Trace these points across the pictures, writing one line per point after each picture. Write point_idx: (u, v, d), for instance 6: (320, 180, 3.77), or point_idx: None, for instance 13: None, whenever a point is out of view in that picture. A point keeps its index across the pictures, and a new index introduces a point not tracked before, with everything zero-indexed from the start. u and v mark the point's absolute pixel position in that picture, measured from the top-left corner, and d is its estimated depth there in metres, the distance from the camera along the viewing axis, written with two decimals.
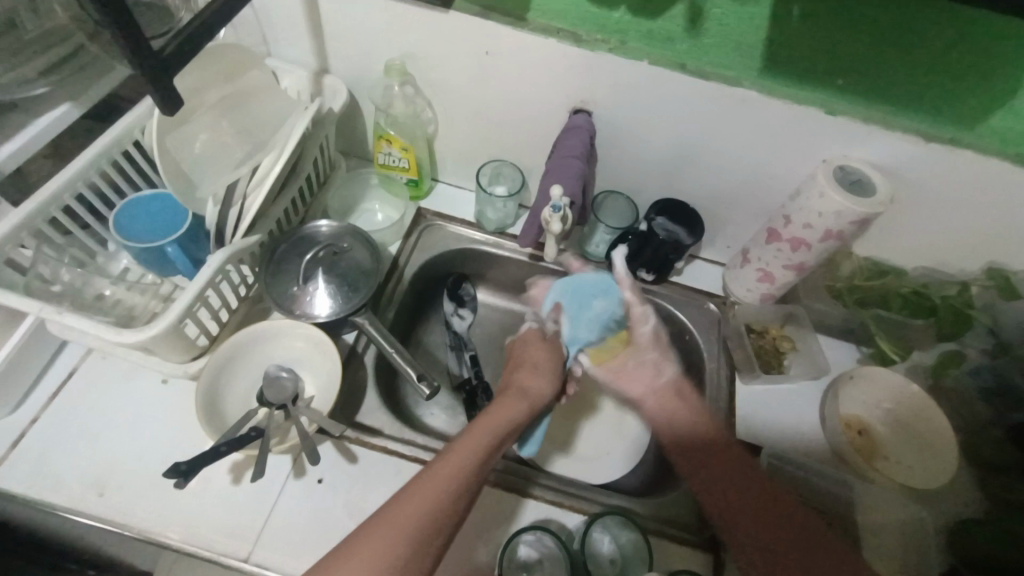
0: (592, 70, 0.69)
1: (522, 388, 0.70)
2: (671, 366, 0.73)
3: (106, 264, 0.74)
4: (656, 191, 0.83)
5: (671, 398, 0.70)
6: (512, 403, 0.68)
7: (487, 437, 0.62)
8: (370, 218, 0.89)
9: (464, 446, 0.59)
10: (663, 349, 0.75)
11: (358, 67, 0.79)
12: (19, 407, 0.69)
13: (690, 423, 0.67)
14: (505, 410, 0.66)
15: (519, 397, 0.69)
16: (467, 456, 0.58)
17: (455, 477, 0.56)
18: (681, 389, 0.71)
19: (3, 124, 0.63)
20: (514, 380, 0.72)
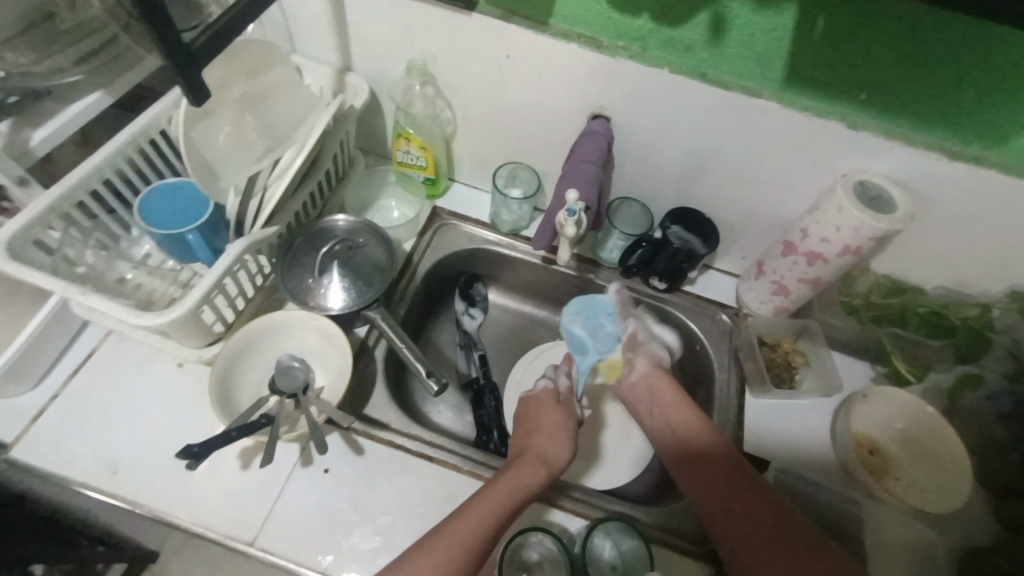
0: (610, 77, 0.69)
1: (540, 453, 0.65)
2: (641, 360, 0.77)
3: (129, 249, 0.76)
4: (672, 199, 0.83)
5: (648, 390, 0.74)
6: (529, 470, 0.62)
7: (502, 506, 0.57)
8: (386, 214, 0.91)
9: (477, 513, 0.56)
10: (639, 346, 0.78)
11: (380, 66, 0.80)
12: (39, 385, 0.71)
13: (687, 427, 0.68)
14: (522, 475, 0.61)
15: (537, 462, 0.63)
16: (484, 518, 0.55)
17: (472, 533, 0.54)
18: (651, 386, 0.74)
19: (36, 109, 0.64)
20: (530, 441, 0.67)
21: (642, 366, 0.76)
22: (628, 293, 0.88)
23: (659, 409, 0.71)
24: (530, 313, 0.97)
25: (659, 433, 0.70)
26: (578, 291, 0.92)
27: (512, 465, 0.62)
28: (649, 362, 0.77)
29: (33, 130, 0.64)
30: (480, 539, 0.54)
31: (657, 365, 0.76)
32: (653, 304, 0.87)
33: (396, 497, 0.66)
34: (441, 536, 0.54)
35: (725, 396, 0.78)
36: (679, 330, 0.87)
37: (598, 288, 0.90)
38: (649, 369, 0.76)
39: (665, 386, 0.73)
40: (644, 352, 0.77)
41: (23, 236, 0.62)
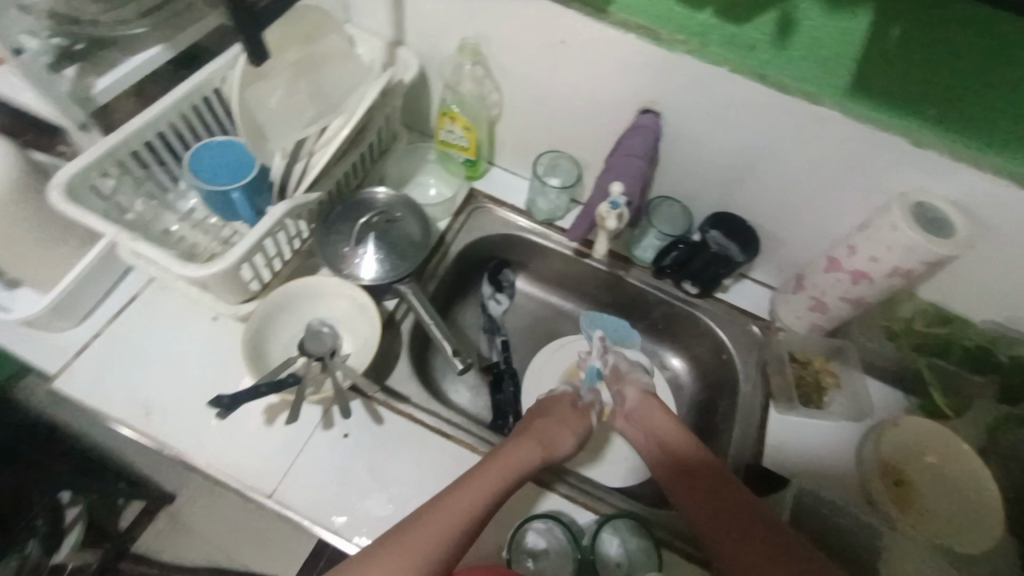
0: (665, 71, 0.67)
1: (540, 438, 0.66)
2: (631, 389, 0.78)
3: (175, 201, 0.78)
4: (714, 203, 0.81)
5: (642, 416, 0.74)
6: (525, 452, 0.64)
7: (497, 485, 0.60)
8: (424, 191, 0.91)
9: (472, 491, 0.59)
10: (624, 378, 0.80)
11: (432, 42, 0.79)
12: (83, 322, 0.75)
13: (676, 442, 0.70)
14: (517, 456, 0.63)
15: (536, 444, 0.65)
16: (479, 495, 0.59)
17: (461, 516, 0.57)
18: (642, 412, 0.75)
19: (99, 59, 0.66)
20: (531, 429, 0.68)
21: (633, 397, 0.77)
22: (658, 294, 0.87)
23: (652, 434, 0.73)
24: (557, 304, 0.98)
25: (658, 465, 0.71)
26: (607, 287, 0.92)
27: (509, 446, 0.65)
28: (640, 390, 0.77)
29: (96, 77, 0.65)
30: (474, 516, 0.57)
31: (645, 392, 0.77)
32: (682, 308, 0.86)
33: (411, 468, 0.68)
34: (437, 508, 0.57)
35: (748, 408, 0.78)
36: (707, 336, 0.86)
37: (628, 287, 0.89)
38: (638, 397, 0.77)
39: (658, 416, 0.73)
40: (632, 381, 0.79)
41: (81, 179, 0.64)
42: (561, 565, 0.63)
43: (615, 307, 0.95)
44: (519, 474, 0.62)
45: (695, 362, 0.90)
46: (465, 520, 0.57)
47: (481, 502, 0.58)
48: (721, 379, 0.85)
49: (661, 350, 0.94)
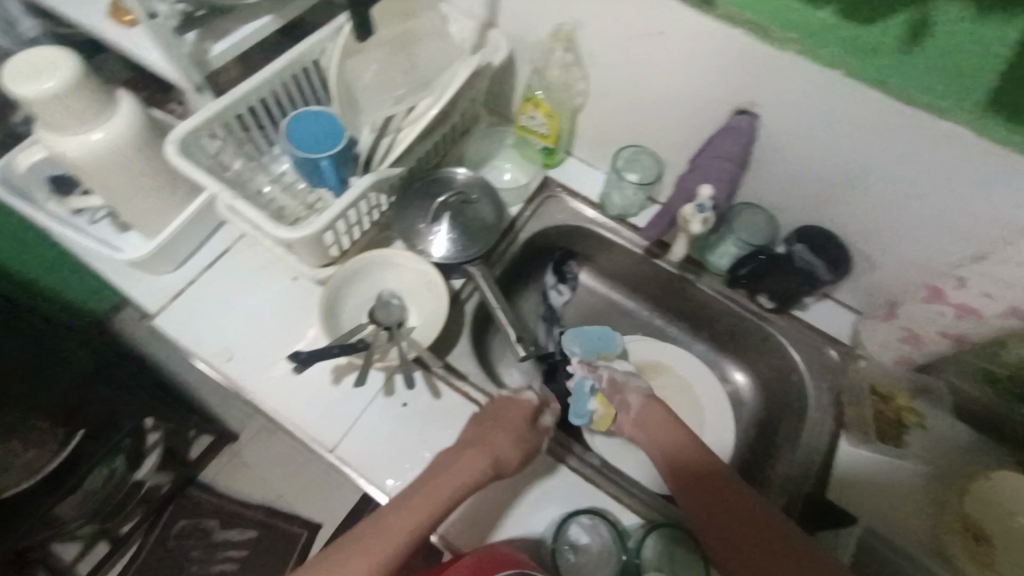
0: (772, 71, 0.62)
1: (489, 453, 0.62)
2: (632, 396, 0.77)
3: (270, 164, 0.83)
4: (805, 216, 0.76)
5: (650, 427, 0.73)
6: (469, 471, 0.61)
7: (437, 503, 0.60)
8: (497, 175, 0.90)
9: (415, 509, 0.60)
10: (623, 387, 0.78)
11: (525, 25, 0.78)
12: (181, 267, 0.82)
13: (688, 452, 0.70)
14: (464, 471, 0.61)
15: (484, 460, 0.62)
16: (422, 513, 0.59)
17: (404, 532, 0.59)
18: (648, 416, 0.74)
19: (215, 24, 0.70)
20: (483, 440, 0.64)
21: (636, 403, 0.76)
22: (729, 304, 0.83)
23: (659, 443, 0.72)
24: (618, 300, 0.97)
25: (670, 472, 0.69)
26: (674, 291, 0.89)
27: (456, 460, 0.63)
28: (641, 395, 0.77)
29: (213, 43, 0.69)
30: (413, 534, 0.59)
31: (648, 396, 0.76)
32: (754, 322, 0.82)
33: None
34: (383, 524, 0.60)
35: (813, 435, 0.74)
36: (777, 354, 0.82)
37: (697, 293, 0.85)
38: (642, 403, 0.76)
39: (664, 423, 0.73)
40: (633, 389, 0.77)
41: (192, 136, 0.69)
42: (603, 562, 0.63)
43: (679, 311, 0.93)
44: (462, 492, 0.61)
45: (760, 379, 0.87)
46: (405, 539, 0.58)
47: (423, 521, 0.59)
48: (788, 401, 0.81)
49: (724, 362, 0.91)
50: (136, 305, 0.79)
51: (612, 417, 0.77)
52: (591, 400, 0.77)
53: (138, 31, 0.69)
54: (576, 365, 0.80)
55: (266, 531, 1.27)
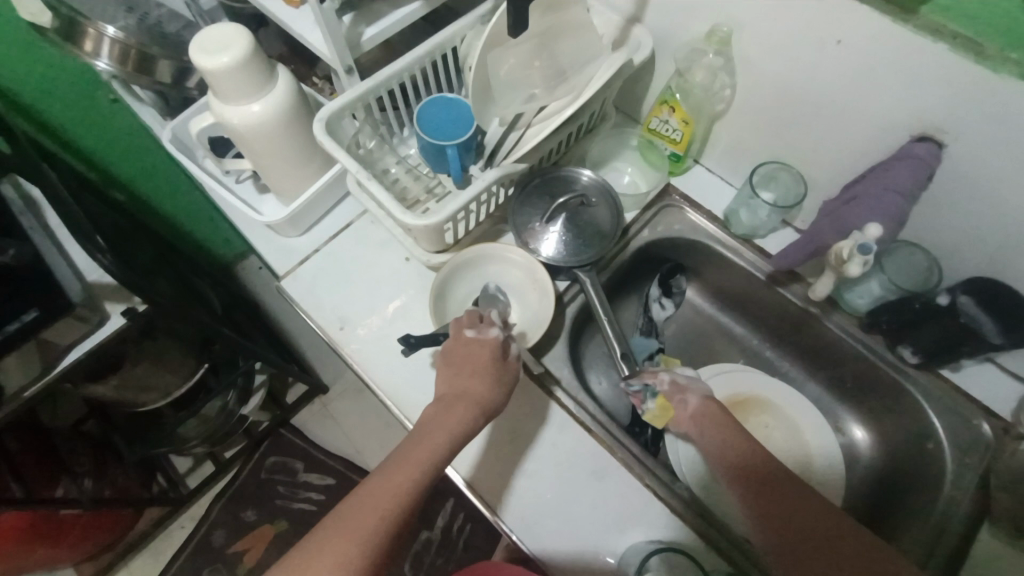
0: (979, 97, 0.52)
1: (466, 400, 0.63)
2: (692, 396, 0.72)
3: (398, 146, 0.86)
4: (979, 266, 0.65)
5: (707, 428, 0.69)
6: (453, 420, 0.61)
7: (429, 456, 0.58)
8: (618, 178, 0.88)
9: (409, 464, 0.57)
10: (686, 389, 0.72)
11: (675, 23, 0.72)
12: (306, 234, 0.88)
13: (748, 451, 0.65)
14: (454, 418, 0.61)
15: (465, 406, 0.62)
16: (418, 464, 0.57)
17: (404, 488, 0.55)
18: (708, 416, 0.70)
19: (370, 9, 0.72)
20: (456, 387, 0.64)
21: (695, 403, 0.71)
22: (860, 350, 0.75)
23: (716, 446, 0.67)
24: (725, 324, 0.91)
25: (737, 473, 0.63)
26: (795, 324, 0.81)
27: (439, 411, 0.62)
28: (702, 396, 0.72)
29: (365, 27, 0.72)
30: (412, 486, 0.56)
31: (705, 396, 0.72)
32: (889, 375, 0.73)
33: (544, 448, 0.70)
34: (378, 484, 0.56)
35: (943, 516, 0.65)
36: (912, 416, 0.72)
37: (823, 331, 0.77)
38: (700, 403, 0.71)
39: (732, 428, 0.68)
40: (694, 389, 0.72)
41: (337, 115, 0.73)
42: None
43: (796, 347, 0.85)
44: (461, 436, 0.61)
45: (884, 440, 0.77)
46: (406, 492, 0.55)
47: (420, 472, 0.57)
48: (916, 471, 0.71)
49: (841, 413, 0.83)
50: (267, 263, 0.87)
51: (669, 417, 0.73)
52: (648, 400, 0.74)
53: (305, 12, 0.73)
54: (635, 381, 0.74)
55: (342, 482, 1.38)
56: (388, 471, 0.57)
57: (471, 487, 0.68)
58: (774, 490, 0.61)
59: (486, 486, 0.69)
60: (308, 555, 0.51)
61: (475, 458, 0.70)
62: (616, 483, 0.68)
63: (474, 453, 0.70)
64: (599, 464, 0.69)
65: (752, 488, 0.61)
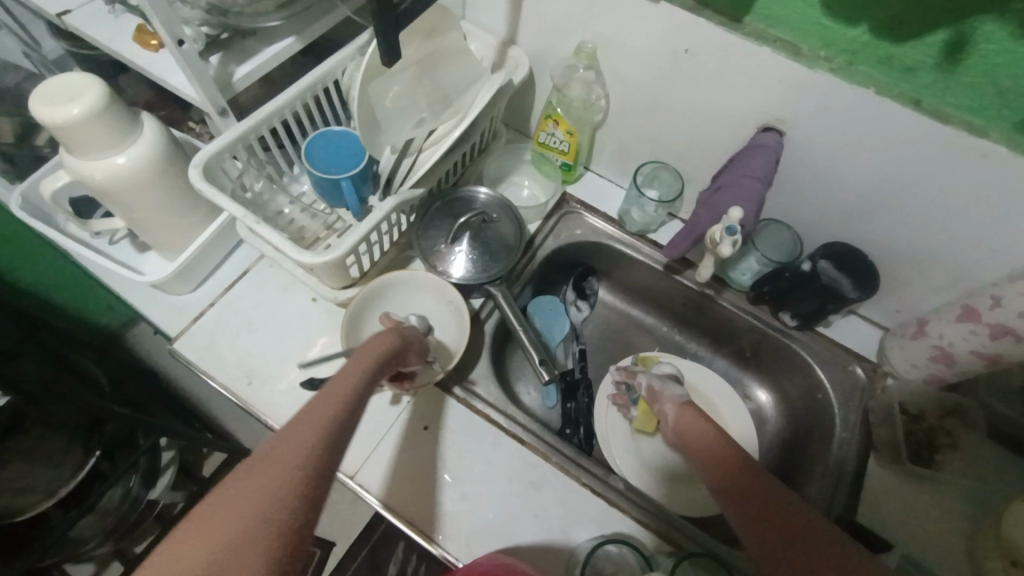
0: (804, 90, 0.61)
1: (386, 336, 0.61)
2: (668, 406, 0.75)
3: (289, 184, 0.84)
4: (830, 233, 0.75)
5: (684, 436, 0.70)
6: (370, 351, 0.57)
7: (351, 387, 0.52)
8: (517, 191, 0.90)
9: (328, 398, 0.51)
10: (661, 398, 0.77)
11: (547, 43, 0.77)
12: (199, 288, 0.82)
13: (724, 456, 0.64)
14: (374, 347, 0.58)
15: (384, 341, 0.60)
16: (339, 400, 0.51)
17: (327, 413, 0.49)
18: (682, 424, 0.71)
19: (240, 47, 0.69)
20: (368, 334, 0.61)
21: (672, 412, 0.74)
22: (752, 321, 0.82)
23: (689, 446, 0.69)
24: (637, 316, 0.96)
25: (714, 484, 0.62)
26: (695, 306, 0.88)
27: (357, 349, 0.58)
28: (676, 404, 0.74)
29: (237, 65, 0.68)
30: (338, 421, 0.49)
31: (682, 404, 0.74)
32: (778, 340, 0.81)
33: (481, 468, 0.70)
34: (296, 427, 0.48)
35: (842, 455, 0.73)
36: (802, 372, 0.81)
37: (720, 309, 0.85)
38: (675, 412, 0.73)
39: (701, 427, 0.69)
40: (668, 399, 0.75)
41: (215, 159, 0.68)
42: None
43: (699, 328, 0.92)
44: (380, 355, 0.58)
45: (784, 398, 0.86)
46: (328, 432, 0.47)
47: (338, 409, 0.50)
48: (813, 421, 0.79)
49: (745, 380, 0.91)
50: (157, 327, 0.80)
51: (655, 422, 0.82)
52: (633, 407, 0.83)
53: (166, 55, 0.68)
54: (616, 382, 0.85)
55: None
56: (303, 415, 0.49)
57: (410, 522, 0.66)
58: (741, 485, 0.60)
59: (422, 518, 0.67)
60: (210, 521, 0.41)
61: (410, 490, 0.68)
62: (554, 489, 0.69)
63: (410, 488, 0.68)
64: (537, 471, 0.70)
65: (725, 494, 0.60)
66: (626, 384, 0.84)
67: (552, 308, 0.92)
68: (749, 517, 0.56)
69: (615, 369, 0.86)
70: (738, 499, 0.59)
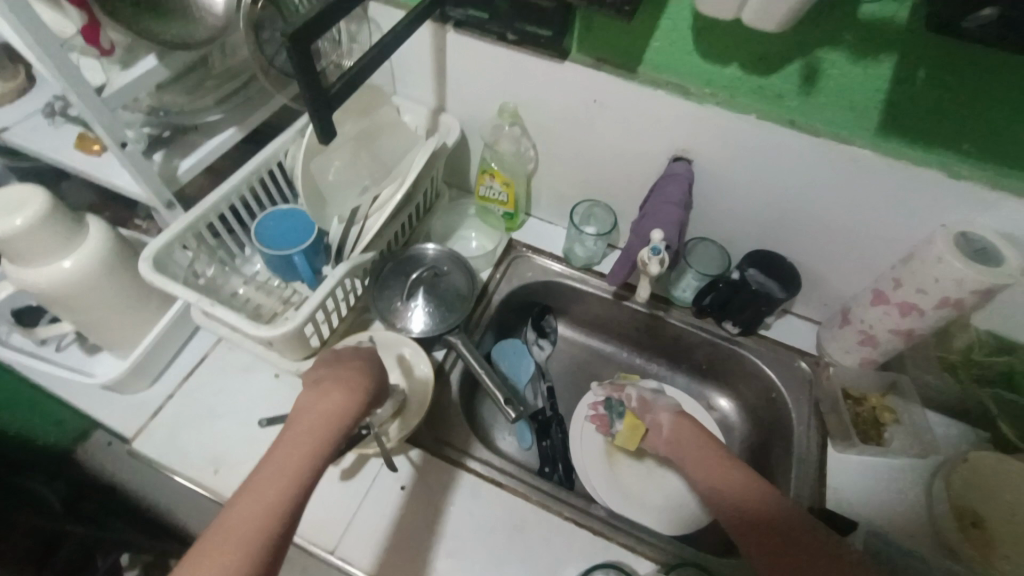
0: (698, 122, 0.70)
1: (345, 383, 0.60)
2: (663, 415, 0.80)
3: (242, 266, 0.85)
4: (752, 244, 0.83)
5: (679, 443, 0.76)
6: (331, 406, 0.58)
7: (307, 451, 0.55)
8: (466, 244, 0.95)
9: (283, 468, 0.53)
10: (653, 406, 0.82)
11: (473, 108, 0.85)
12: (156, 382, 0.81)
13: (734, 483, 0.66)
14: (331, 399, 0.59)
15: (339, 389, 0.60)
16: (292, 473, 0.53)
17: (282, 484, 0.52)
18: (678, 435, 0.77)
19: (183, 143, 0.73)
20: (304, 408, 0.59)
21: (668, 421, 0.79)
22: (700, 334, 0.87)
23: (682, 453, 0.74)
24: (597, 347, 1.00)
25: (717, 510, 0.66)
26: (648, 327, 0.92)
27: (312, 404, 0.59)
28: (671, 412, 0.80)
29: (182, 159, 0.72)
30: (293, 493, 0.52)
31: (678, 413, 0.79)
32: (727, 348, 0.86)
33: (462, 519, 0.70)
34: (249, 504, 0.50)
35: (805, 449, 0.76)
36: (754, 376, 0.86)
37: (671, 328, 0.89)
38: (672, 420, 0.79)
39: (695, 438, 0.74)
40: (664, 407, 0.81)
41: (165, 250, 0.70)
42: None
43: (656, 348, 0.96)
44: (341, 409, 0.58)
45: (743, 403, 0.90)
46: (255, 557, 0.48)
47: (256, 545, 0.48)
48: (773, 420, 0.84)
49: (707, 391, 0.94)
50: (112, 430, 0.77)
51: (641, 433, 0.82)
52: (618, 421, 0.85)
53: (110, 158, 0.71)
54: (598, 405, 0.89)
55: None
56: (221, 533, 0.49)
57: None
58: (752, 515, 0.62)
59: None
60: None
61: (393, 555, 0.67)
62: (539, 529, 0.69)
63: (393, 553, 0.67)
64: (520, 513, 0.70)
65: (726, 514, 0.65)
66: (606, 401, 0.87)
67: (518, 350, 0.94)
68: (741, 525, 0.62)
69: (595, 391, 0.90)
70: (740, 515, 0.63)
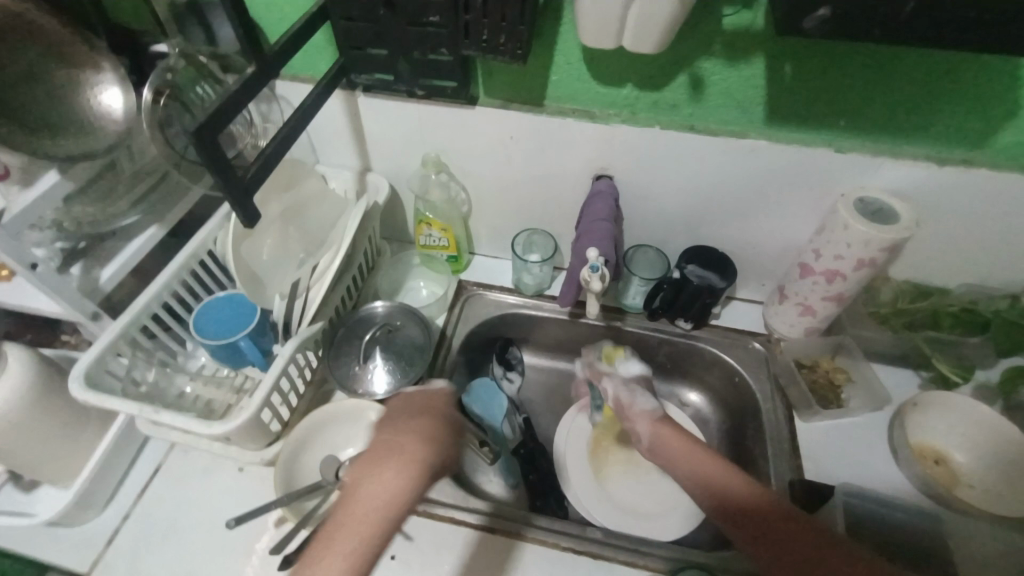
0: (609, 141, 0.74)
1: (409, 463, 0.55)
2: (642, 423, 0.80)
3: (186, 362, 0.80)
4: (685, 242, 0.87)
5: (663, 450, 0.76)
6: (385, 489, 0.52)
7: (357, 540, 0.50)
8: (416, 294, 0.95)
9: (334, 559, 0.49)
10: (631, 413, 0.81)
11: (397, 162, 0.87)
12: (107, 508, 0.74)
13: (733, 483, 0.67)
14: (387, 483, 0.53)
15: (399, 468, 0.54)
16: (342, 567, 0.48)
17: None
18: (661, 440, 0.77)
19: (99, 250, 0.70)
20: (353, 484, 0.54)
21: (647, 430, 0.79)
22: (657, 335, 0.90)
23: (666, 459, 0.75)
24: (565, 368, 1.01)
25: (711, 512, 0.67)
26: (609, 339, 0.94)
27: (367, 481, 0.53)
28: (651, 420, 0.79)
29: (101, 268, 0.69)
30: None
31: (656, 420, 0.79)
32: (684, 343, 0.89)
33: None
34: None
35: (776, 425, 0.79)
36: (715, 365, 0.89)
37: (629, 335, 0.92)
38: (651, 427, 0.79)
39: (679, 441, 0.75)
40: (640, 415, 0.80)
41: (97, 364, 0.66)
42: None
43: None
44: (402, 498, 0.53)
45: (712, 394, 0.92)
46: None
47: None
48: (742, 404, 0.86)
49: (677, 388, 0.96)
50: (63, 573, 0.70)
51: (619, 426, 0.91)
52: (598, 413, 0.91)
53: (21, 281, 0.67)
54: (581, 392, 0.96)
55: None
56: None
57: None
58: (751, 517, 0.64)
59: None
60: None
61: None
62: (539, 569, 0.68)
63: None
64: (518, 555, 0.69)
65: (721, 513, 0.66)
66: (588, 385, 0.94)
67: (487, 390, 0.91)
68: (739, 520, 0.64)
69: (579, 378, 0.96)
70: (738, 517, 0.64)
